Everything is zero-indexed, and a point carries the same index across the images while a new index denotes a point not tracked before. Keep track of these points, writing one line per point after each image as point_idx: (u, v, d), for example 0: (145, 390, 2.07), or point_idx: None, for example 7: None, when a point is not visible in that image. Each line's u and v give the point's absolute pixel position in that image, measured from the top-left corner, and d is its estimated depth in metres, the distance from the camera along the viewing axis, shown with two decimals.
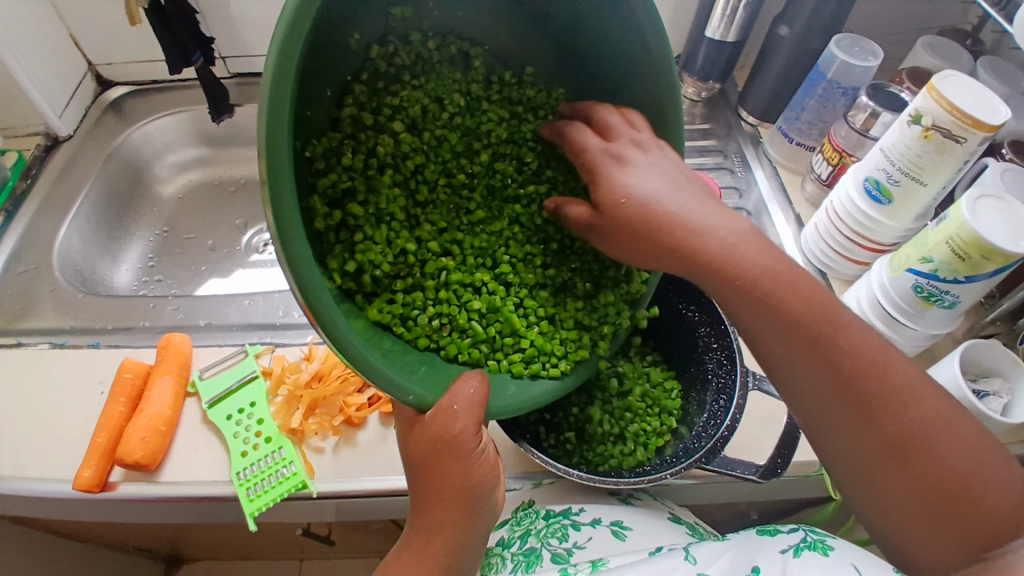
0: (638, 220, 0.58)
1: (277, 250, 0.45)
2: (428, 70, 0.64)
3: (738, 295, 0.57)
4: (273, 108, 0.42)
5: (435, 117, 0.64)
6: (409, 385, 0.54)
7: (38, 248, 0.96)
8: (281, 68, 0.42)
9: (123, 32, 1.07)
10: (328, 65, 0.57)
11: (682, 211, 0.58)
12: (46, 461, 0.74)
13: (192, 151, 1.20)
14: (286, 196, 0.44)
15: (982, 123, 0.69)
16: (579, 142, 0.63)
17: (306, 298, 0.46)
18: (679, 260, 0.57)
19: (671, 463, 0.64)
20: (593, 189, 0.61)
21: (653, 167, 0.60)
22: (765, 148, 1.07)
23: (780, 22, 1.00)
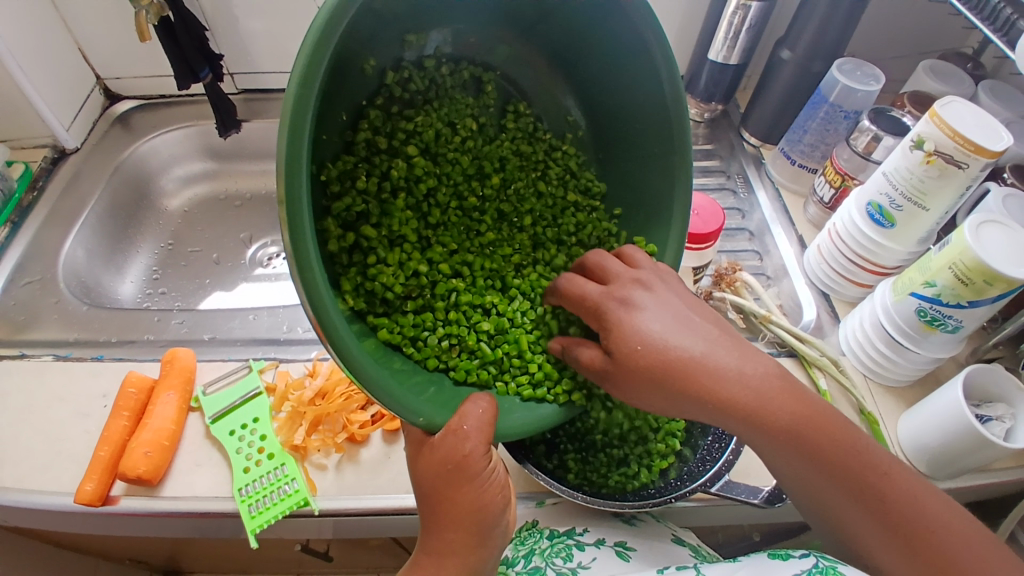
0: (662, 370, 0.54)
1: (290, 263, 0.44)
2: (443, 97, 0.65)
3: (763, 436, 0.55)
4: (292, 132, 0.43)
5: (448, 141, 0.65)
6: (417, 407, 0.54)
7: (43, 260, 0.96)
8: (304, 90, 0.43)
9: (133, 47, 1.09)
10: (346, 92, 0.57)
11: (702, 357, 0.55)
12: (46, 476, 0.73)
13: (199, 165, 1.21)
14: (306, 226, 0.44)
15: (983, 149, 0.69)
16: (579, 289, 0.61)
17: (317, 316, 0.46)
18: (703, 406, 0.54)
19: (676, 486, 0.65)
20: (605, 334, 0.58)
21: (662, 308, 0.58)
22: (767, 169, 1.07)
23: (782, 45, 1.01)
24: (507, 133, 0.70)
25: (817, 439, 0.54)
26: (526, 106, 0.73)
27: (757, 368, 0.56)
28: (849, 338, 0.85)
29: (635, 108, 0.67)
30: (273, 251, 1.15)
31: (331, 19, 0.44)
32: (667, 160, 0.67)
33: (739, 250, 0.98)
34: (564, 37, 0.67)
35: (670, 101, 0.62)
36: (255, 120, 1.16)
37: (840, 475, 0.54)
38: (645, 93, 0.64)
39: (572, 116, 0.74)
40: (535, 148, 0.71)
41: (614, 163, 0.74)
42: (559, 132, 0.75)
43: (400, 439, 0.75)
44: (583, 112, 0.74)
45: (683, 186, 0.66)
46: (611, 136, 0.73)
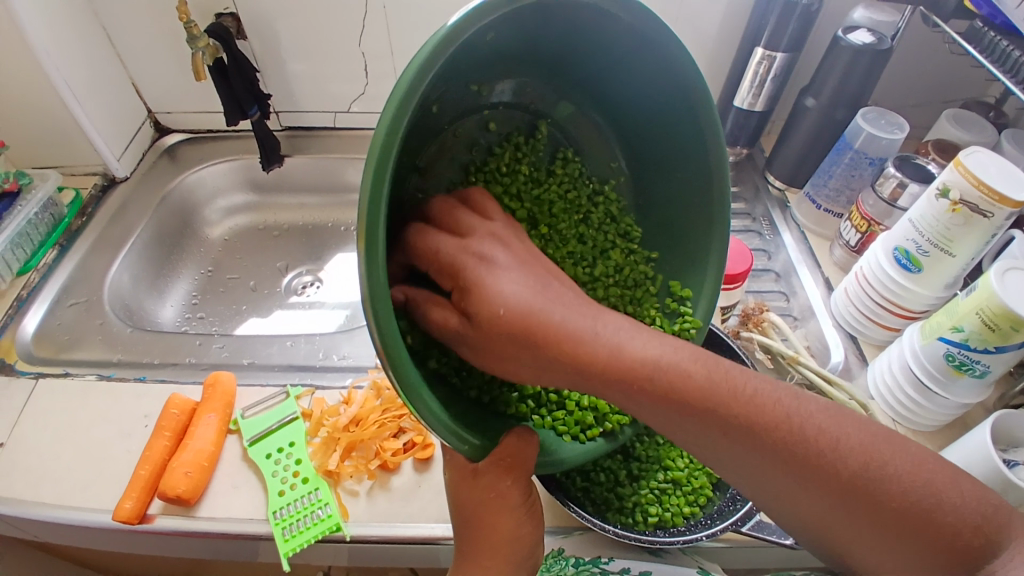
0: (525, 332, 0.51)
1: (363, 287, 0.47)
2: (496, 148, 0.70)
3: (654, 407, 0.49)
4: (376, 174, 0.46)
5: (500, 181, 0.69)
6: (466, 434, 0.55)
7: (90, 284, 1.01)
8: (389, 138, 0.46)
9: (186, 85, 1.15)
10: (415, 137, 0.63)
11: (566, 323, 0.51)
12: (86, 492, 0.76)
13: (241, 196, 1.27)
14: (380, 257, 0.47)
15: (1007, 199, 0.71)
16: (430, 245, 0.57)
17: (383, 341, 0.48)
18: (566, 367, 0.50)
19: (706, 525, 0.66)
20: (462, 295, 0.54)
21: (519, 268, 0.56)
22: (792, 213, 1.09)
23: (807, 93, 1.04)
24: (554, 176, 0.73)
25: (721, 407, 0.49)
26: (575, 153, 0.76)
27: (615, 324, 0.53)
28: (877, 380, 0.86)
29: (680, 160, 0.70)
30: (308, 280, 1.19)
31: (421, 70, 0.46)
32: (706, 210, 0.69)
33: (764, 290, 1.00)
34: (604, 84, 0.69)
35: (714, 154, 0.65)
36: (297, 156, 1.21)
37: (764, 447, 0.48)
38: (689, 143, 0.67)
39: (615, 163, 0.77)
40: (580, 192, 0.74)
41: (654, 211, 0.77)
42: (602, 178, 0.78)
43: (431, 468, 0.76)
44: (626, 163, 0.77)
45: (720, 234, 0.69)
46: (650, 183, 0.76)
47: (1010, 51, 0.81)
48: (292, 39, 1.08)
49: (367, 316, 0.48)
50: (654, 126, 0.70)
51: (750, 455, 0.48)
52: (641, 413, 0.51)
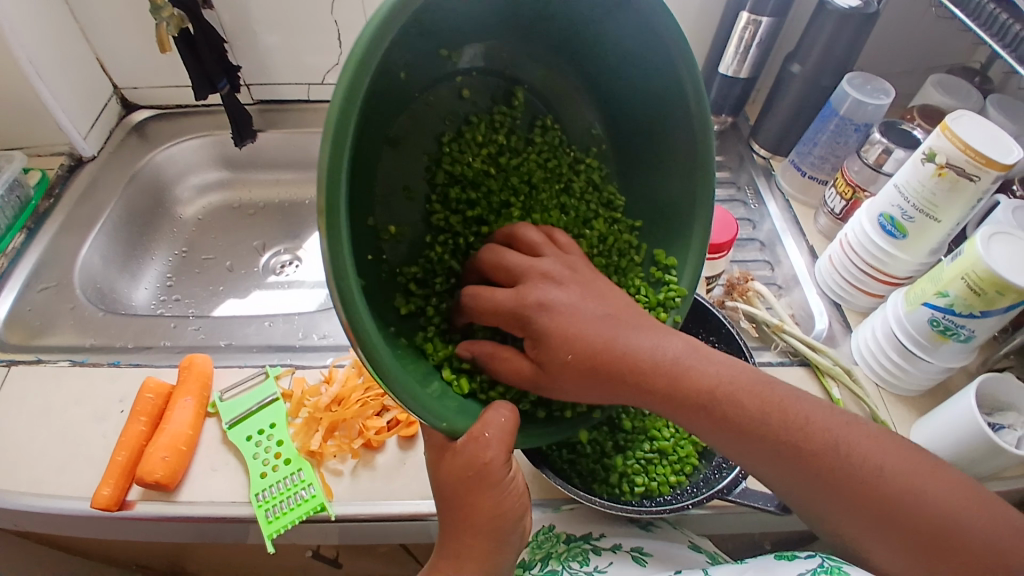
0: (597, 373, 0.54)
1: (326, 262, 0.45)
2: (473, 118, 0.68)
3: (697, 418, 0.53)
4: (335, 143, 0.44)
5: (476, 150, 0.67)
6: (441, 412, 0.55)
7: (60, 266, 0.97)
8: (347, 103, 0.44)
9: (153, 59, 1.11)
10: (388, 110, 0.60)
11: (631, 350, 0.54)
12: (61, 479, 0.74)
13: (214, 173, 1.23)
14: (344, 239, 0.45)
15: (994, 162, 0.70)
16: (489, 298, 0.59)
17: (350, 319, 0.47)
18: (627, 395, 0.55)
19: (693, 493, 0.66)
20: (533, 343, 0.57)
21: (578, 302, 0.57)
22: (777, 181, 1.08)
23: (792, 59, 1.02)
24: (535, 145, 0.70)
25: (773, 432, 0.52)
26: (554, 120, 0.73)
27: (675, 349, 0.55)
28: (861, 347, 0.86)
29: (661, 120, 0.69)
30: (286, 258, 1.16)
31: (375, 37, 0.45)
32: (689, 174, 0.68)
33: (749, 260, 0.99)
34: (587, 46, 0.67)
35: (697, 114, 0.64)
36: (271, 131, 1.18)
37: (799, 454, 0.52)
38: (670, 104, 0.66)
39: (596, 130, 0.75)
40: (562, 161, 0.72)
41: (637, 178, 0.75)
42: (584, 147, 0.76)
43: (415, 445, 0.75)
44: (607, 130, 0.76)
45: (704, 198, 0.68)
46: (633, 149, 0.74)
47: (997, 14, 0.80)
48: (263, 10, 1.03)
49: (333, 296, 0.46)
50: (635, 89, 0.68)
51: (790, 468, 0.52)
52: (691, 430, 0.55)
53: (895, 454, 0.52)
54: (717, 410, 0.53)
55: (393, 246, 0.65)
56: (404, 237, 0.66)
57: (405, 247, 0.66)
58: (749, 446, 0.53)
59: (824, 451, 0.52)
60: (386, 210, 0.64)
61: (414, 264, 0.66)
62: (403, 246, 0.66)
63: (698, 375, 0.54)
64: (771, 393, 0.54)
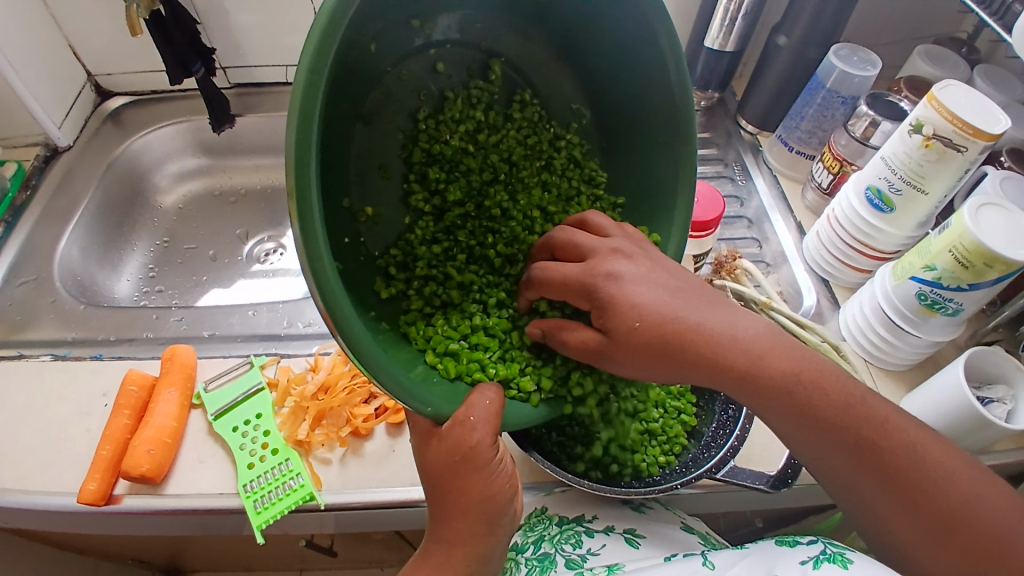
0: (663, 340, 0.55)
1: (298, 245, 0.44)
2: (449, 93, 0.66)
3: (757, 397, 0.55)
4: (303, 117, 0.43)
5: (453, 127, 0.65)
6: (427, 397, 0.54)
7: (38, 259, 0.95)
8: (313, 80, 0.43)
9: (125, 43, 1.07)
10: (359, 87, 0.58)
11: (701, 322, 0.56)
12: (47, 475, 0.73)
13: (193, 161, 1.20)
14: (316, 219, 0.44)
15: (982, 132, 0.70)
16: (557, 272, 0.58)
17: (326, 303, 0.46)
18: (704, 376, 0.55)
19: (681, 473, 0.66)
20: (598, 313, 0.56)
21: (646, 277, 0.57)
22: (765, 156, 1.07)
23: (778, 31, 1.00)
24: (514, 121, 0.69)
25: (852, 427, 0.54)
26: (533, 95, 0.72)
27: (753, 330, 0.57)
28: (849, 322, 0.85)
29: (638, 91, 0.68)
30: (270, 247, 1.15)
31: (336, 12, 0.44)
32: (670, 150, 0.68)
33: (737, 237, 0.99)
34: (576, 20, 0.65)
35: (676, 85, 0.64)
36: (249, 115, 1.15)
37: (855, 438, 0.54)
38: (649, 78, 0.65)
39: (576, 105, 0.74)
40: (541, 137, 0.70)
41: (619, 155, 0.74)
42: (564, 122, 0.74)
43: (403, 432, 0.75)
44: (589, 107, 0.74)
45: (687, 175, 0.68)
46: (614, 125, 0.73)
47: None
48: None
49: (307, 281, 0.45)
50: (613, 62, 0.67)
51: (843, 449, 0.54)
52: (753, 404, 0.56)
53: (968, 469, 0.54)
54: (800, 399, 0.55)
55: (369, 228, 0.64)
56: (381, 220, 0.65)
57: (382, 228, 0.65)
58: (822, 437, 0.55)
59: (896, 448, 0.53)
60: (362, 191, 0.63)
61: (392, 247, 0.65)
62: (380, 227, 0.65)
63: (785, 363, 0.55)
64: (849, 389, 0.56)
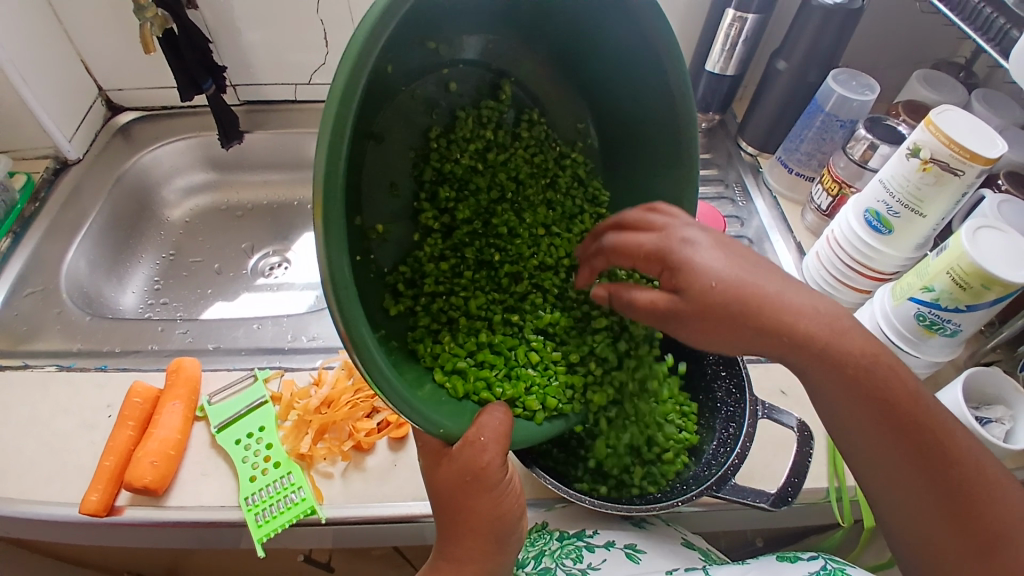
0: (739, 303, 0.55)
1: (322, 263, 0.45)
2: (459, 112, 0.67)
3: (820, 365, 0.56)
4: (337, 123, 0.44)
5: (463, 146, 0.67)
6: (438, 418, 0.55)
7: (45, 271, 0.96)
8: (342, 109, 0.44)
9: (138, 60, 1.10)
10: (375, 106, 0.59)
11: (781, 293, 0.56)
12: (49, 486, 0.73)
13: (201, 175, 1.22)
14: (338, 237, 0.46)
15: (978, 156, 0.71)
16: (630, 238, 0.59)
17: (346, 326, 0.47)
18: (781, 350, 0.56)
19: (683, 490, 0.65)
20: (670, 273, 0.57)
21: (721, 245, 0.58)
22: (765, 177, 1.09)
23: (778, 56, 1.02)
24: (521, 141, 0.70)
25: (892, 406, 0.55)
26: (540, 114, 0.73)
27: (822, 310, 0.57)
28: None
29: (642, 114, 0.69)
30: (275, 261, 1.16)
31: (374, 29, 0.44)
32: (670, 172, 0.69)
33: None
34: (585, 41, 0.66)
35: (682, 111, 0.64)
36: (257, 132, 1.17)
37: (895, 416, 0.55)
38: (656, 99, 0.66)
39: (581, 124, 0.76)
40: (546, 155, 0.72)
41: (621, 174, 0.76)
42: (569, 140, 0.76)
43: (405, 447, 0.75)
44: (596, 128, 0.76)
45: (690, 197, 0.68)
46: (618, 145, 0.75)
47: (981, 8, 0.80)
48: (248, 9, 1.03)
49: (327, 299, 0.47)
50: (617, 83, 0.68)
51: (879, 424, 0.55)
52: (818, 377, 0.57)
53: None
54: (891, 402, 0.55)
55: (379, 245, 0.64)
56: (390, 237, 0.66)
57: (391, 246, 0.66)
58: (867, 420, 0.56)
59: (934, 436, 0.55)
60: (373, 209, 0.63)
61: (401, 264, 0.66)
62: (389, 244, 0.65)
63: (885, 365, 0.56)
64: (913, 388, 0.56)
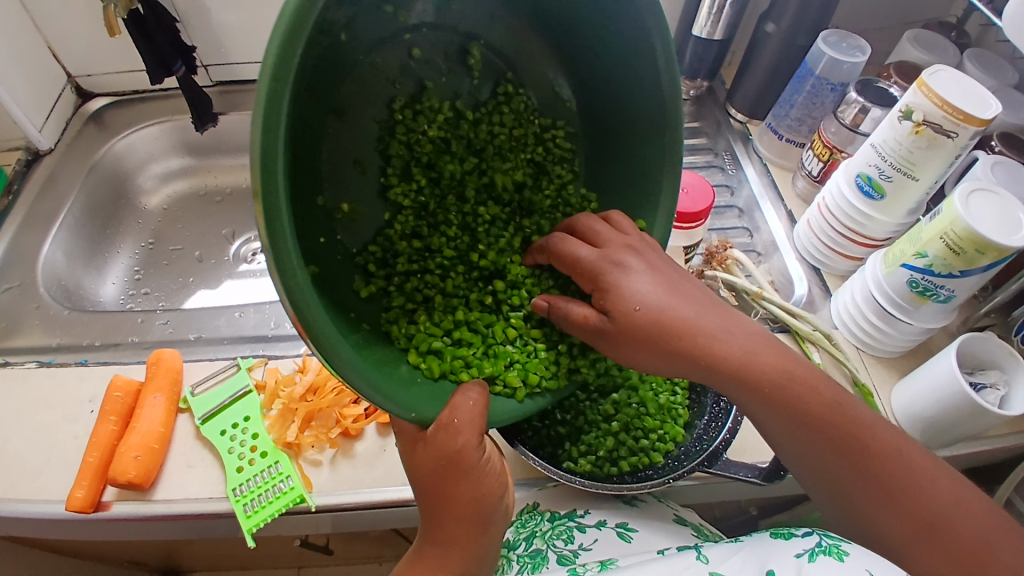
0: (658, 326, 0.56)
1: (263, 236, 0.43)
2: (428, 83, 0.64)
3: (756, 400, 0.57)
4: (272, 88, 0.41)
5: (430, 117, 0.64)
6: (411, 403, 0.53)
7: (23, 265, 0.93)
8: (276, 83, 0.41)
9: (105, 43, 1.05)
10: (332, 74, 0.56)
11: (699, 320, 0.57)
12: (36, 484, 0.71)
13: (176, 161, 1.19)
14: (284, 211, 0.43)
15: (972, 118, 0.69)
16: (569, 253, 0.60)
17: (297, 313, 0.45)
18: (714, 374, 0.56)
19: (675, 466, 0.65)
20: (600, 294, 0.58)
21: (655, 269, 0.59)
22: (755, 145, 1.06)
23: (766, 20, 0.99)
24: (499, 116, 0.67)
25: (835, 422, 0.56)
26: (517, 83, 0.70)
27: (779, 360, 0.58)
28: (840, 311, 0.85)
29: (632, 84, 0.66)
30: (257, 246, 1.14)
31: None
32: (652, 136, 0.68)
33: (728, 228, 0.98)
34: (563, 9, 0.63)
35: (665, 82, 0.63)
36: (233, 113, 1.13)
37: (842, 434, 0.56)
38: (634, 63, 0.64)
39: (561, 88, 0.73)
40: (525, 128, 0.70)
41: (602, 139, 0.74)
42: (548, 105, 0.73)
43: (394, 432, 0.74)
44: (575, 94, 0.73)
45: (672, 168, 0.67)
46: (598, 108, 0.72)
47: None
48: None
49: (270, 272, 0.44)
50: (602, 50, 0.66)
51: (823, 442, 0.56)
52: (757, 415, 0.58)
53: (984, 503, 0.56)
54: (875, 458, 0.56)
55: (346, 226, 0.63)
56: (359, 217, 0.63)
57: (360, 226, 0.64)
58: (817, 442, 0.57)
59: (882, 448, 0.56)
60: (338, 187, 0.61)
61: (371, 244, 0.64)
62: (358, 225, 0.64)
63: (855, 415, 0.57)
64: (854, 405, 0.58)
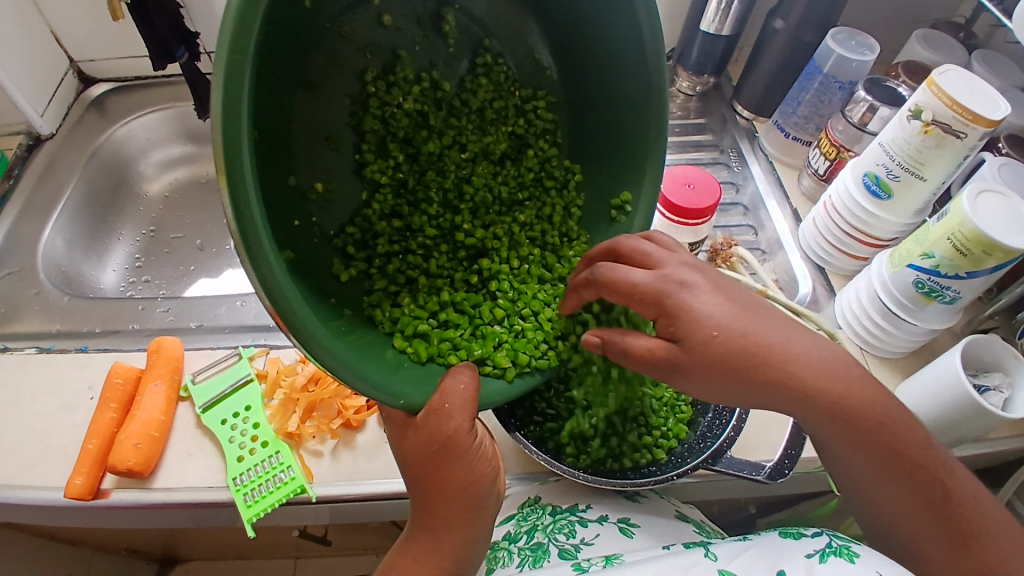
0: (738, 351, 0.54)
1: (230, 219, 0.42)
2: (402, 51, 0.63)
3: (818, 412, 0.56)
4: (234, 61, 0.41)
5: (404, 89, 0.63)
6: (396, 389, 0.53)
7: (22, 251, 0.93)
8: (236, 57, 0.41)
9: (107, 28, 1.04)
10: (295, 42, 0.54)
11: (772, 340, 0.56)
12: (34, 471, 0.71)
13: (177, 148, 1.18)
14: (252, 192, 0.43)
15: (981, 118, 0.69)
16: (624, 278, 0.56)
17: (273, 301, 0.45)
18: (787, 396, 0.56)
19: (677, 463, 0.66)
20: (667, 321, 0.55)
21: (714, 286, 0.57)
22: (761, 142, 1.06)
23: (775, 16, 0.99)
24: (478, 90, 0.67)
25: (867, 414, 0.56)
26: (495, 53, 0.69)
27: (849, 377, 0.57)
28: (844, 309, 0.85)
29: (618, 55, 0.65)
30: None
31: None
32: (635, 105, 0.67)
33: (732, 225, 0.97)
34: None
35: (648, 47, 0.62)
36: None
37: (873, 426, 0.56)
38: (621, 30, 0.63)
39: (541, 56, 0.71)
40: (504, 100, 0.69)
41: (582, 107, 0.73)
42: (526, 73, 0.72)
43: None
44: (556, 62, 0.72)
45: (658, 137, 0.67)
46: (579, 76, 0.71)
47: None
48: None
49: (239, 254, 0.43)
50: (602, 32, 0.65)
51: (850, 431, 0.57)
52: (815, 425, 0.58)
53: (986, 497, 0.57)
54: (906, 459, 0.56)
55: (321, 206, 0.61)
56: (334, 197, 0.62)
57: (337, 206, 0.63)
58: (845, 428, 0.57)
59: (905, 439, 0.56)
60: (312, 167, 0.60)
61: (349, 225, 0.63)
62: (334, 205, 0.62)
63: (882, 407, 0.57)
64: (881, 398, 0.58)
